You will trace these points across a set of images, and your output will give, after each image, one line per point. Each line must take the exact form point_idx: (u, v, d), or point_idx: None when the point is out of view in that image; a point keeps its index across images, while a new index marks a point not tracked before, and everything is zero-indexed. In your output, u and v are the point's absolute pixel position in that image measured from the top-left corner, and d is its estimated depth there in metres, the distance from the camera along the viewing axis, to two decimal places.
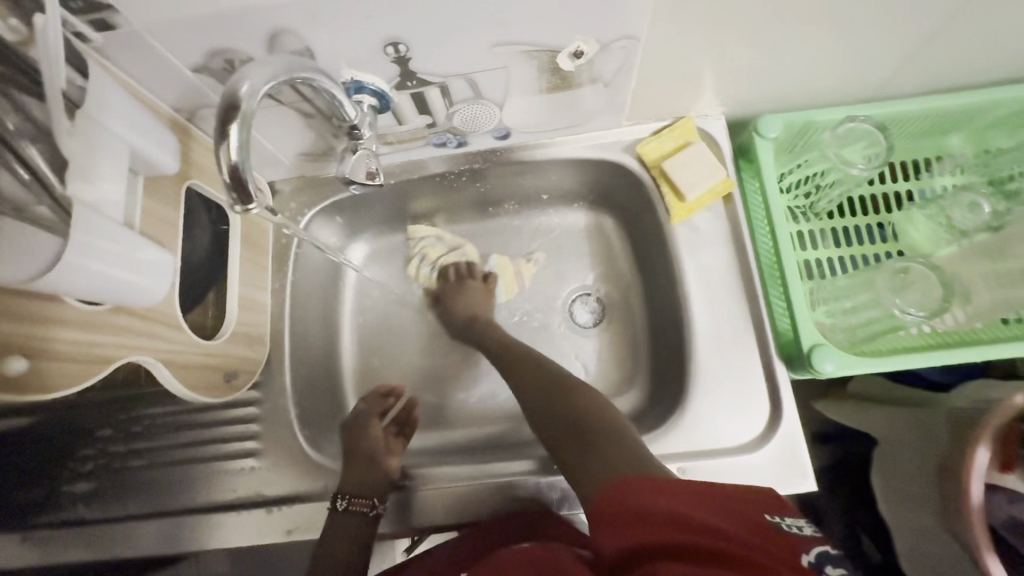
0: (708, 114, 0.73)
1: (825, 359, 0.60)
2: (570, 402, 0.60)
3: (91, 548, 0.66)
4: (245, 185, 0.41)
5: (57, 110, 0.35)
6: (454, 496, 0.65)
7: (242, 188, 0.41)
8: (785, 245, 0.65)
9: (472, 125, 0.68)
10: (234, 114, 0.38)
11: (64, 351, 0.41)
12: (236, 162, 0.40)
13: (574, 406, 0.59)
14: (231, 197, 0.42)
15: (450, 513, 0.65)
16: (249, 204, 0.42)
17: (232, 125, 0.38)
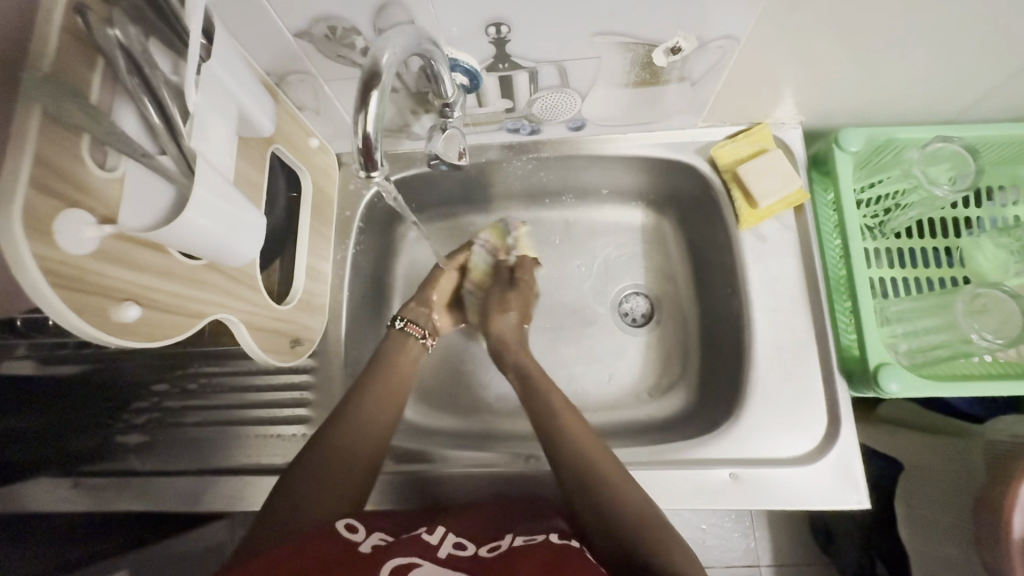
0: (784, 123, 0.73)
1: (891, 378, 0.59)
2: (648, 544, 0.48)
3: (140, 499, 0.68)
4: (373, 153, 0.41)
5: (193, 63, 0.36)
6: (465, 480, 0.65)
7: (370, 155, 0.41)
8: (858, 261, 0.64)
9: (551, 113, 0.67)
10: (377, 83, 0.38)
11: (168, 305, 0.41)
12: (371, 132, 0.40)
13: (656, 553, 0.47)
14: (356, 162, 0.42)
15: (478, 496, 0.65)
16: (374, 171, 0.42)
17: (372, 95, 0.38)
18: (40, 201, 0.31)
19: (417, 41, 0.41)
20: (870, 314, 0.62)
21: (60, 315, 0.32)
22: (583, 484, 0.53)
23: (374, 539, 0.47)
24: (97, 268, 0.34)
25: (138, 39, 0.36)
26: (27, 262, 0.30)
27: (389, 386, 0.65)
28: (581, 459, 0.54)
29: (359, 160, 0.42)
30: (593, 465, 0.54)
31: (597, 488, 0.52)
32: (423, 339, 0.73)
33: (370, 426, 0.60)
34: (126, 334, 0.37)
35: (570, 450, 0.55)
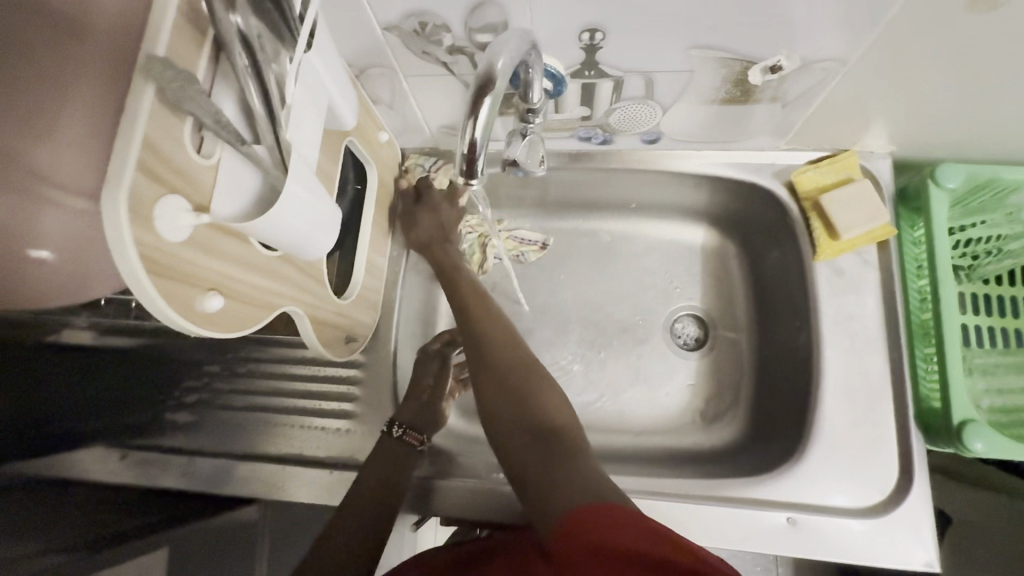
0: (873, 152, 0.69)
1: (976, 437, 0.55)
2: (540, 401, 0.52)
3: (182, 478, 0.67)
4: (476, 161, 0.42)
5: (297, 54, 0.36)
6: (482, 493, 0.64)
7: (473, 162, 0.42)
8: (947, 306, 0.60)
9: (628, 124, 0.65)
10: (489, 92, 0.38)
11: (246, 295, 0.41)
12: (478, 139, 0.40)
13: (548, 411, 0.51)
14: (457, 167, 0.43)
15: (509, 511, 0.63)
16: (474, 178, 0.43)
17: (483, 103, 0.39)
18: (144, 186, 0.30)
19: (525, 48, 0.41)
20: (957, 366, 0.58)
21: (150, 302, 0.32)
22: (520, 380, 0.53)
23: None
24: (188, 257, 0.34)
25: (254, 25, 0.35)
26: (127, 248, 0.29)
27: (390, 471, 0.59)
28: (494, 338, 0.57)
29: (460, 165, 0.43)
30: (529, 366, 0.55)
31: (556, 441, 0.48)
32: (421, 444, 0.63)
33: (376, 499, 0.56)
34: (208, 323, 0.37)
35: (487, 330, 0.57)
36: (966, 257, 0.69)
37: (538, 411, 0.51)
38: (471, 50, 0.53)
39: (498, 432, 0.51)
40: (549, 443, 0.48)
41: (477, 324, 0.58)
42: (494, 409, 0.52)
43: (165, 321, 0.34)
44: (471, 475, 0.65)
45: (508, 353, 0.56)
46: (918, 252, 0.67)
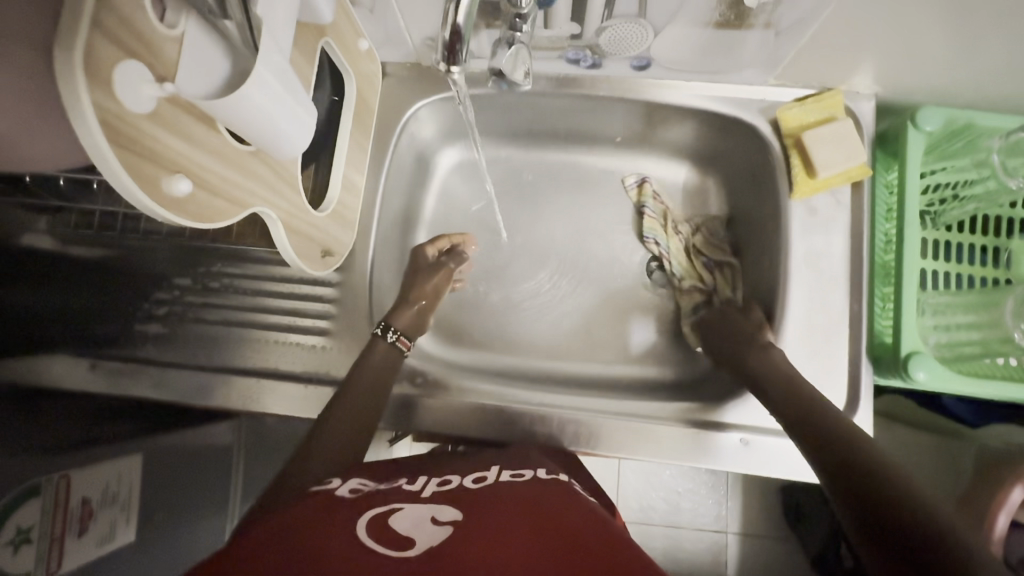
0: (858, 93, 0.68)
1: (920, 367, 0.58)
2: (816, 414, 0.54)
3: (155, 388, 0.67)
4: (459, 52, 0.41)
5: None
6: (472, 409, 0.66)
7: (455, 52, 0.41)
8: (911, 247, 0.63)
9: (619, 46, 0.63)
10: None
11: (217, 186, 0.39)
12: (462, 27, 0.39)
13: (795, 394, 0.56)
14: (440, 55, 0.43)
15: (473, 423, 0.66)
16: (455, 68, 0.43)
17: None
18: (102, 44, 0.28)
19: None
20: (910, 303, 0.61)
21: (114, 176, 0.31)
22: (807, 412, 0.54)
23: (351, 484, 0.48)
24: (152, 133, 0.32)
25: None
26: (86, 110, 0.28)
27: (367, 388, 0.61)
28: (766, 363, 0.60)
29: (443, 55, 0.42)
30: (814, 409, 0.54)
31: (854, 445, 0.49)
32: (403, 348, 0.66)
33: (359, 411, 0.59)
34: (178, 209, 0.36)
35: (762, 365, 0.60)
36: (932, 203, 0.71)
37: (824, 418, 0.53)
38: None
39: (783, 411, 0.56)
40: (848, 443, 0.49)
41: (758, 355, 0.62)
42: (785, 406, 0.56)
43: (129, 200, 0.33)
44: (461, 393, 0.67)
45: (768, 370, 0.59)
46: (888, 196, 0.68)
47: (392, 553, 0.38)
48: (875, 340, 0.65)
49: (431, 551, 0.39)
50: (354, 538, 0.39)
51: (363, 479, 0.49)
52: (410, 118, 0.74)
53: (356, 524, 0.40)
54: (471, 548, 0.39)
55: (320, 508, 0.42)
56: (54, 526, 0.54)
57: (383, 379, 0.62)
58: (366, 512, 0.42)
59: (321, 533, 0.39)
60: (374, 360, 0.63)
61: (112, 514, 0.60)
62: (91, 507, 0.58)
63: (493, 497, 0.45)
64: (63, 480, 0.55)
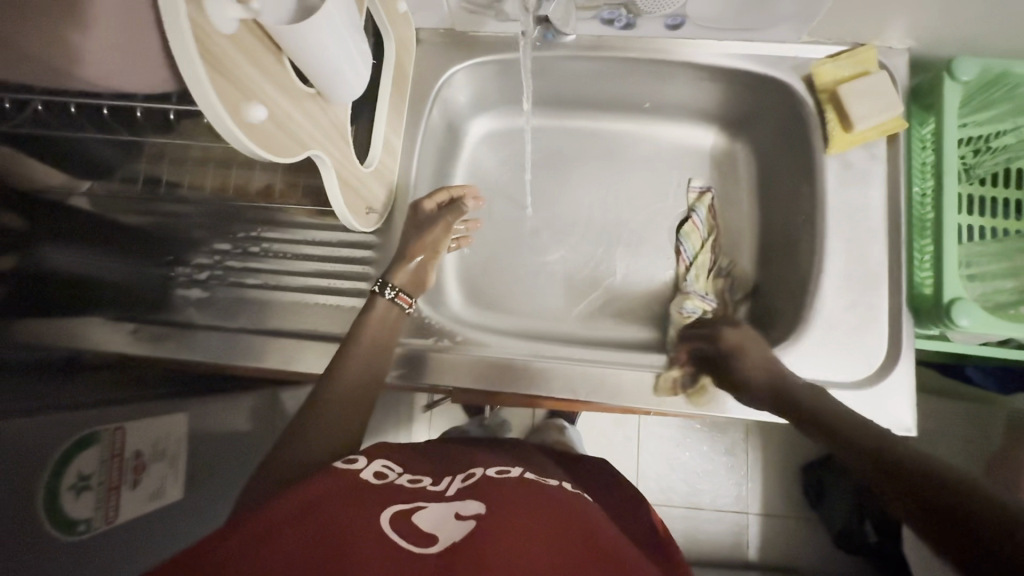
0: (892, 48, 0.69)
1: (963, 313, 0.59)
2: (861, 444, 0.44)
3: (197, 351, 0.68)
4: None
5: None
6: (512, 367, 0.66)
7: None
8: (949, 197, 0.63)
9: (654, 3, 0.64)
10: None
11: (284, 121, 0.40)
12: None
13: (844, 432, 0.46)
14: None
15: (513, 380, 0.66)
16: None
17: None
18: None
19: None
20: (950, 251, 0.62)
21: (200, 94, 0.31)
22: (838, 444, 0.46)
23: (376, 465, 0.48)
24: (232, 55, 0.33)
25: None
26: (180, 19, 0.29)
27: (370, 345, 0.59)
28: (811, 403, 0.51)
29: None
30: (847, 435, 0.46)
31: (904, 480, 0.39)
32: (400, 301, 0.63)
33: (359, 400, 0.55)
34: (253, 137, 0.36)
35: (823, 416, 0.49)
36: (966, 156, 0.71)
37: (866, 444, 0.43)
38: None
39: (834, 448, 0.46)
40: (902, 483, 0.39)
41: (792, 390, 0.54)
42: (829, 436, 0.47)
43: (210, 122, 0.33)
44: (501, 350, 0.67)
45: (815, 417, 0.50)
46: (923, 150, 0.69)
47: (410, 551, 0.36)
48: (913, 291, 0.66)
49: (452, 547, 0.37)
50: (375, 527, 0.38)
51: (387, 461, 0.49)
52: (443, 84, 0.75)
53: (376, 516, 0.39)
54: (498, 545, 0.36)
55: (340, 491, 0.41)
56: (109, 476, 0.54)
57: (383, 342, 0.60)
58: (392, 503, 0.41)
59: (339, 519, 0.38)
60: (375, 319, 0.61)
61: (161, 471, 0.60)
62: (143, 461, 0.58)
63: (525, 496, 0.43)
64: (119, 431, 0.56)
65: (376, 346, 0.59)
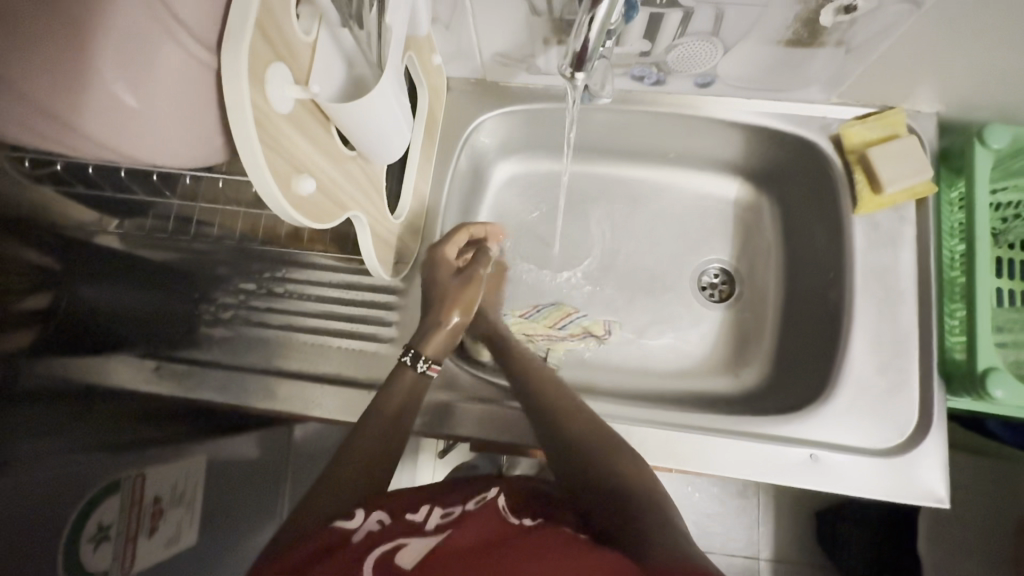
0: (920, 111, 0.69)
1: (997, 385, 0.58)
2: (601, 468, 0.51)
3: (227, 393, 0.67)
4: (586, 58, 0.46)
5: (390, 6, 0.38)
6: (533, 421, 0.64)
7: (582, 59, 0.46)
8: (982, 265, 0.62)
9: (686, 63, 0.64)
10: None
11: (328, 187, 0.41)
12: (590, 39, 0.44)
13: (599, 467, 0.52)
14: (566, 63, 0.48)
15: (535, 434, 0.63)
16: (579, 72, 0.48)
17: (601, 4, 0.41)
18: (260, 46, 0.30)
19: None
20: (983, 320, 0.61)
21: (258, 175, 0.32)
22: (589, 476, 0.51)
23: (372, 520, 0.44)
24: (288, 134, 0.34)
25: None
26: (245, 106, 0.29)
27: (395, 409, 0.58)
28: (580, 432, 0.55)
29: (569, 60, 0.47)
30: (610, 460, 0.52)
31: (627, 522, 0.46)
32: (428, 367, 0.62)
33: (388, 437, 0.55)
34: (301, 208, 0.37)
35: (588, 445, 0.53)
36: (998, 221, 0.71)
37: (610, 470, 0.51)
38: None
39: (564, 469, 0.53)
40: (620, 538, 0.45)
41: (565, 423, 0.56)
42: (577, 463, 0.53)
43: (264, 198, 0.34)
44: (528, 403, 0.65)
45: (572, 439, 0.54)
46: (953, 214, 0.68)
47: None
48: (945, 357, 0.64)
49: None
50: None
51: (387, 514, 0.45)
52: (472, 131, 0.75)
53: None
54: None
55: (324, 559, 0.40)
56: (128, 526, 0.54)
57: (417, 394, 0.60)
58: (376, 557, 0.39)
59: None
60: (414, 370, 0.61)
61: (178, 516, 0.60)
62: (160, 506, 0.58)
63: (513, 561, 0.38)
64: (139, 478, 0.56)
65: (410, 400, 0.59)
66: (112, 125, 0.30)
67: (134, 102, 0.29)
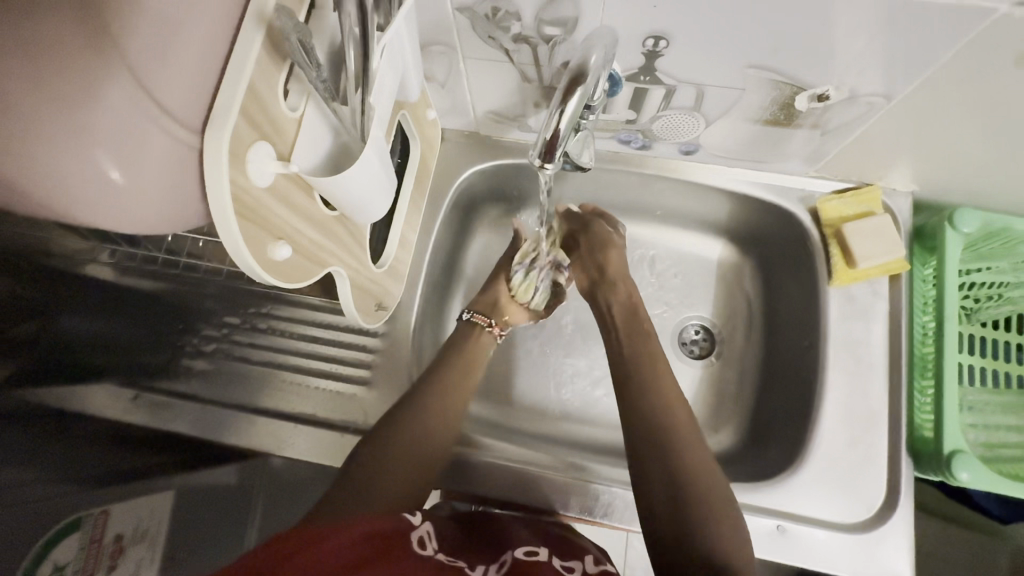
0: (895, 189, 0.71)
1: (963, 467, 0.58)
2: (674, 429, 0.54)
3: (197, 426, 0.67)
4: (555, 147, 0.47)
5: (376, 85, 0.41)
6: (505, 476, 0.64)
7: (551, 148, 0.47)
8: (950, 344, 0.64)
9: (670, 132, 0.67)
10: (578, 88, 0.44)
11: (306, 248, 0.42)
12: (561, 129, 0.46)
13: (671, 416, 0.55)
14: (536, 153, 0.48)
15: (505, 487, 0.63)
16: (549, 162, 0.49)
17: (574, 95, 0.44)
18: (244, 129, 0.32)
19: (612, 45, 0.47)
20: (951, 400, 0.62)
21: (234, 245, 0.33)
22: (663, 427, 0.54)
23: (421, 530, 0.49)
24: (268, 204, 0.35)
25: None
26: (223, 184, 0.31)
27: (450, 393, 0.62)
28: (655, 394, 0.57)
29: (538, 150, 0.48)
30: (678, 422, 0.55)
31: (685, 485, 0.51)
32: (490, 328, 0.70)
33: (426, 445, 0.57)
34: (275, 271, 0.38)
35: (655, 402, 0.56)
36: (969, 299, 0.72)
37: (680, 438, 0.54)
38: (536, 42, 0.55)
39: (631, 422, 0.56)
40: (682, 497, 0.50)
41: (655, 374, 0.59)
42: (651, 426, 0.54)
43: (240, 264, 0.35)
44: (503, 455, 0.65)
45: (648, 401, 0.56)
46: (926, 290, 0.70)
47: None
48: (914, 433, 0.65)
49: None
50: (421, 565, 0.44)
51: (432, 529, 0.50)
52: (463, 181, 0.78)
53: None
54: None
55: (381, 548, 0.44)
56: (85, 564, 0.53)
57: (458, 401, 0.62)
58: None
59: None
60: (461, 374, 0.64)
61: (139, 554, 0.59)
62: (122, 544, 0.57)
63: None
64: (101, 515, 0.55)
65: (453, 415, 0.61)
66: (89, 197, 0.29)
67: (117, 174, 0.29)
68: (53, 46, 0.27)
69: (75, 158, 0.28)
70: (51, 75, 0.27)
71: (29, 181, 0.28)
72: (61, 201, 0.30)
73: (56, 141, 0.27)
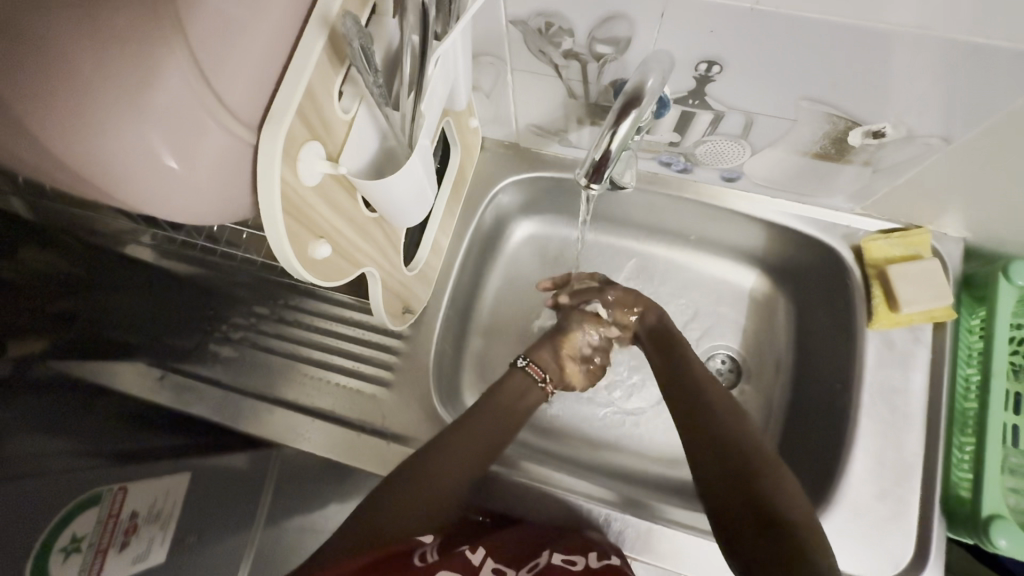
0: (946, 234, 0.69)
1: (1002, 533, 0.56)
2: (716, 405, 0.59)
3: (219, 412, 0.67)
4: (603, 168, 0.47)
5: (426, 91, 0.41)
6: (519, 492, 0.63)
7: (599, 170, 0.48)
8: (996, 402, 0.61)
9: (714, 158, 0.66)
10: (633, 111, 0.43)
11: (343, 248, 0.42)
12: (613, 151, 0.46)
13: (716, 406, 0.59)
14: (585, 171, 0.49)
15: (516, 503, 0.63)
16: (595, 182, 0.49)
17: (625, 120, 0.44)
18: (298, 129, 0.32)
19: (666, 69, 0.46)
20: (993, 461, 0.59)
21: (277, 238, 0.34)
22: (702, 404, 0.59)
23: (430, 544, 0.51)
24: (313, 203, 0.36)
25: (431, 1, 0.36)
26: (274, 181, 0.31)
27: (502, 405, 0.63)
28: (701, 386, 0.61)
29: (587, 170, 0.48)
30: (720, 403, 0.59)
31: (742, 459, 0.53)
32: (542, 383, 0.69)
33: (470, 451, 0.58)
34: (311, 268, 0.38)
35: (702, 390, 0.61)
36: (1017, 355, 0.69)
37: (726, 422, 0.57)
38: (586, 58, 0.54)
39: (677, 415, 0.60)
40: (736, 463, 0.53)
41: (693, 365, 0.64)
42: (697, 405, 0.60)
43: (281, 259, 0.36)
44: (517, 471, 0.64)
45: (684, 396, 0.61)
46: (972, 342, 0.67)
47: None
48: (949, 491, 0.62)
49: None
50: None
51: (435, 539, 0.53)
52: (498, 191, 0.78)
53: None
54: None
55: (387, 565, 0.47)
56: (101, 538, 0.54)
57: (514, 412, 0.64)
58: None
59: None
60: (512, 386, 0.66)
61: (151, 533, 0.59)
62: (136, 522, 0.57)
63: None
64: (120, 492, 0.56)
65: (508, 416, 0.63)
66: (143, 183, 0.30)
67: (175, 164, 0.30)
68: (119, 34, 0.27)
69: (137, 145, 0.28)
70: (118, 65, 0.27)
71: (86, 165, 0.29)
72: (116, 185, 0.30)
73: (116, 126, 0.28)
